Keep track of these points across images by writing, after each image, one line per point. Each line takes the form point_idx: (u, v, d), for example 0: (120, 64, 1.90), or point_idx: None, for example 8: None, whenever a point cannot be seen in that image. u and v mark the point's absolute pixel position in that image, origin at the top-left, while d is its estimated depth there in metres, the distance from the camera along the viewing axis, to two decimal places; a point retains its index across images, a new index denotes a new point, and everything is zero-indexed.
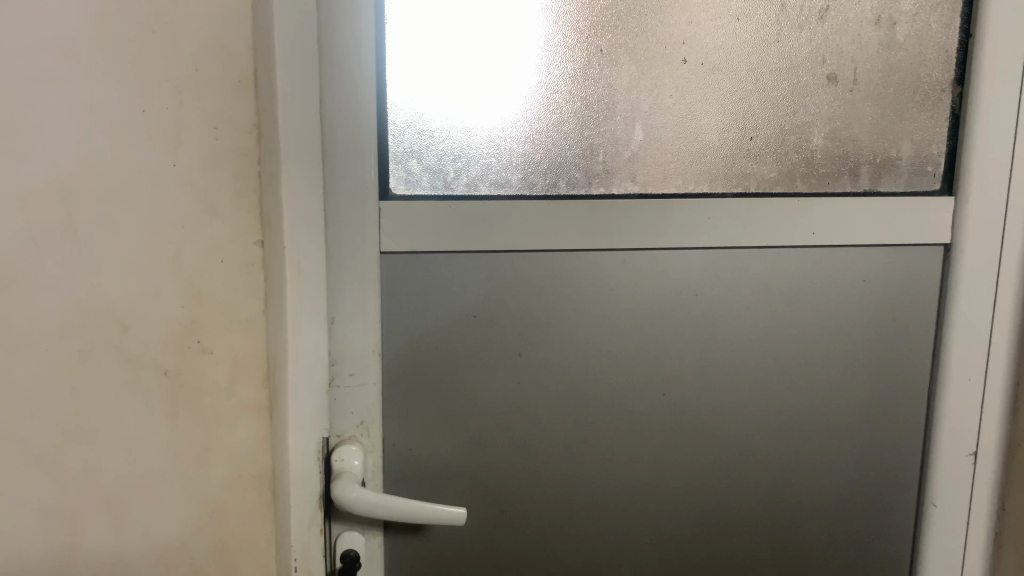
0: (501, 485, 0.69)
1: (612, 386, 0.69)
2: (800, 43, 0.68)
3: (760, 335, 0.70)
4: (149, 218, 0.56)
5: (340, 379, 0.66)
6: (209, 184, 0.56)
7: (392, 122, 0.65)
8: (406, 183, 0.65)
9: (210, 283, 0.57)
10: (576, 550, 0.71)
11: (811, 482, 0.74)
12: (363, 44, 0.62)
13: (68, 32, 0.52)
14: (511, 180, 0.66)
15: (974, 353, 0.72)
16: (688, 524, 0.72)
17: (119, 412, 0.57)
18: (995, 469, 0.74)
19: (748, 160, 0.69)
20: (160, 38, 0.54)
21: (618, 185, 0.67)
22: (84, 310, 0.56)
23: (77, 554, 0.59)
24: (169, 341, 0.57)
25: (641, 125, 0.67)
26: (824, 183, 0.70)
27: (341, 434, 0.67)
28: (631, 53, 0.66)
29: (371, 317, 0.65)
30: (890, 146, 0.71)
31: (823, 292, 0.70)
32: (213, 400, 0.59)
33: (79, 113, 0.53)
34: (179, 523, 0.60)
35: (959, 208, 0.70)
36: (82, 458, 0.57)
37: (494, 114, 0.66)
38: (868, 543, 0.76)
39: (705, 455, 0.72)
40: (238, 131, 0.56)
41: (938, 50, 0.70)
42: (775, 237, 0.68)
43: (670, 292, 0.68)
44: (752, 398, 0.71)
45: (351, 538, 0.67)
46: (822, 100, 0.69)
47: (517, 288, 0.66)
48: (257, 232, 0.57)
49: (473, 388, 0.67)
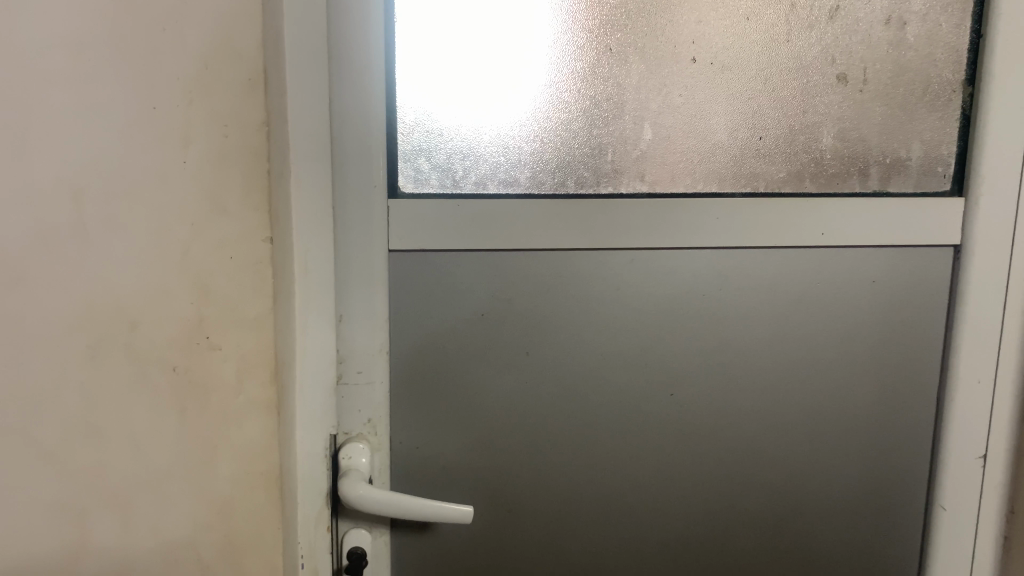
0: (507, 485, 0.69)
1: (620, 387, 0.69)
2: (809, 43, 0.68)
3: (767, 336, 0.70)
4: (159, 216, 0.56)
5: (348, 377, 0.66)
6: (217, 183, 0.57)
7: (400, 122, 0.65)
8: (414, 182, 0.66)
9: (219, 281, 0.58)
10: (583, 551, 0.71)
11: (818, 483, 0.73)
12: (373, 43, 0.62)
13: (80, 31, 0.52)
14: (519, 178, 0.66)
15: (983, 354, 0.72)
16: (695, 525, 0.72)
17: (128, 409, 0.58)
18: (1004, 473, 0.74)
19: (756, 159, 0.69)
20: (171, 37, 0.54)
21: (627, 185, 0.67)
22: (93, 309, 0.56)
23: (85, 551, 0.59)
24: (177, 337, 0.58)
25: (649, 124, 0.67)
26: (833, 184, 0.70)
27: (348, 433, 0.67)
28: (640, 53, 0.66)
29: (379, 315, 0.65)
30: (899, 147, 0.70)
31: (832, 293, 0.70)
32: (221, 397, 0.59)
33: (91, 111, 0.54)
34: (187, 519, 0.60)
35: (969, 209, 0.70)
36: (90, 454, 0.58)
37: (502, 113, 0.66)
38: (876, 546, 0.75)
39: (712, 456, 0.71)
40: (245, 131, 0.57)
41: (948, 50, 0.70)
42: (782, 238, 0.68)
43: (677, 294, 0.68)
44: (760, 400, 0.71)
45: (357, 535, 0.67)
46: (832, 99, 0.69)
47: (524, 288, 0.66)
48: (265, 230, 0.59)
49: (480, 387, 0.67)
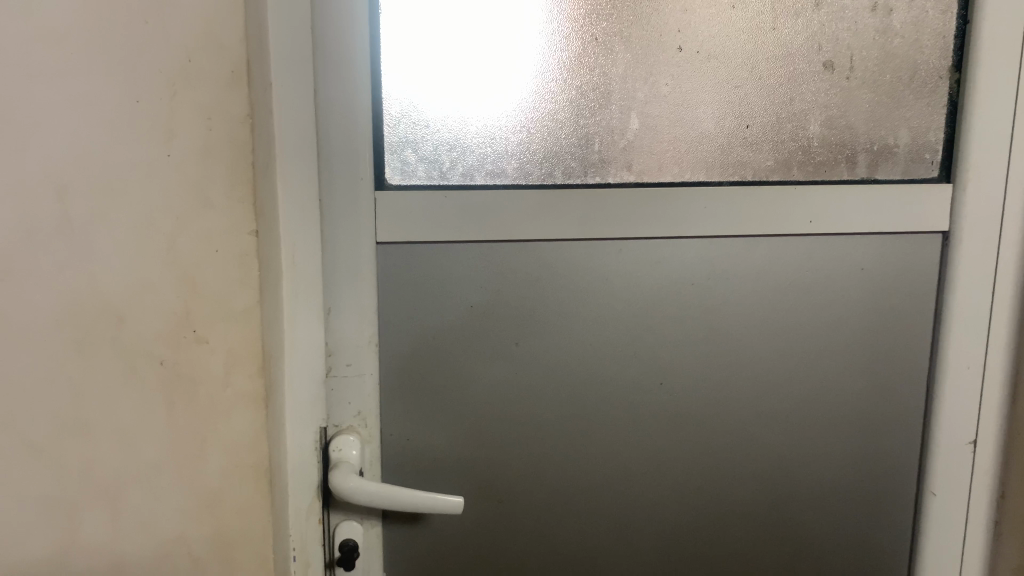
0: (499, 476, 0.69)
1: (609, 376, 0.69)
2: (796, 31, 0.68)
3: (757, 324, 0.70)
4: (144, 209, 0.56)
5: (336, 369, 0.66)
6: (203, 175, 0.56)
7: (386, 113, 0.65)
8: (401, 174, 0.65)
9: (204, 273, 0.58)
10: (574, 542, 0.71)
11: (809, 473, 0.74)
12: (358, 36, 0.62)
13: (61, 24, 0.52)
14: (507, 170, 0.66)
15: (972, 341, 0.72)
16: (687, 514, 0.72)
17: (117, 403, 0.58)
18: (993, 458, 0.74)
19: (744, 148, 0.69)
20: (152, 30, 0.54)
21: (614, 175, 0.67)
22: (79, 303, 0.56)
23: (76, 546, 0.59)
24: (165, 330, 0.58)
25: (636, 114, 0.67)
26: (821, 172, 0.70)
27: (339, 425, 0.67)
28: (626, 42, 0.66)
29: (368, 308, 0.65)
30: (887, 134, 0.70)
31: (821, 280, 0.70)
32: (209, 390, 0.59)
33: (74, 106, 0.54)
34: (178, 513, 0.60)
35: (956, 195, 0.70)
36: (81, 448, 0.58)
37: (488, 104, 0.66)
38: (866, 533, 0.75)
39: (704, 444, 0.72)
40: (232, 123, 0.56)
41: (934, 37, 0.70)
42: (770, 224, 0.68)
43: (667, 282, 0.68)
44: (749, 388, 0.71)
45: (349, 528, 0.67)
46: (819, 87, 0.69)
47: (513, 279, 0.66)
48: (251, 223, 0.58)
49: (470, 379, 0.67)
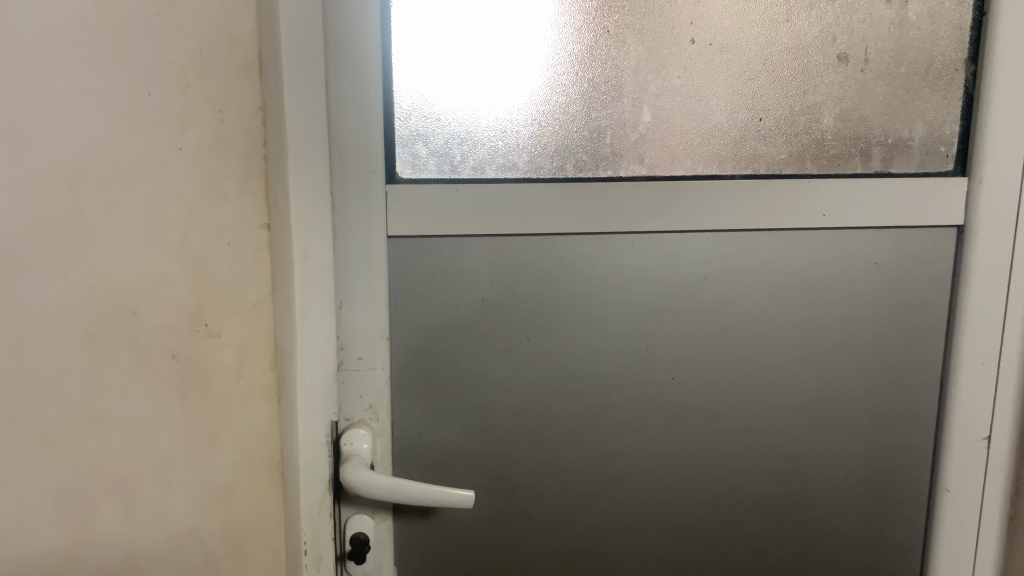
0: (510, 470, 0.69)
1: (619, 370, 0.69)
2: (810, 22, 0.67)
3: (769, 318, 0.70)
4: (156, 201, 0.56)
5: (349, 363, 0.66)
6: (212, 167, 0.57)
7: (397, 106, 0.65)
8: (412, 167, 0.65)
9: (217, 267, 0.58)
10: (584, 537, 0.71)
11: (822, 468, 0.73)
12: (368, 28, 0.62)
13: (73, 17, 0.52)
14: (518, 163, 0.66)
15: (987, 337, 0.72)
16: (698, 509, 0.72)
17: (130, 396, 0.58)
18: (1008, 453, 0.74)
19: (757, 141, 0.68)
20: (164, 23, 0.54)
21: (626, 168, 0.67)
22: (92, 297, 0.56)
23: (90, 539, 0.59)
24: (177, 323, 0.58)
25: (648, 106, 0.66)
26: (835, 165, 0.69)
27: (350, 419, 0.67)
28: (639, 33, 0.65)
29: (379, 302, 0.65)
30: (901, 127, 0.69)
31: (834, 274, 0.70)
32: (221, 383, 0.59)
33: (86, 99, 0.53)
34: (189, 505, 0.60)
35: (972, 188, 0.69)
36: (93, 441, 0.58)
37: (499, 97, 0.65)
38: (878, 530, 0.75)
39: (715, 439, 0.71)
40: (245, 115, 0.57)
41: (950, 29, 0.69)
42: (783, 217, 0.68)
43: (680, 275, 0.68)
44: (761, 383, 0.71)
45: (360, 521, 0.67)
46: (833, 79, 0.68)
47: (524, 273, 0.66)
48: (263, 216, 0.59)
49: (481, 374, 0.67)
